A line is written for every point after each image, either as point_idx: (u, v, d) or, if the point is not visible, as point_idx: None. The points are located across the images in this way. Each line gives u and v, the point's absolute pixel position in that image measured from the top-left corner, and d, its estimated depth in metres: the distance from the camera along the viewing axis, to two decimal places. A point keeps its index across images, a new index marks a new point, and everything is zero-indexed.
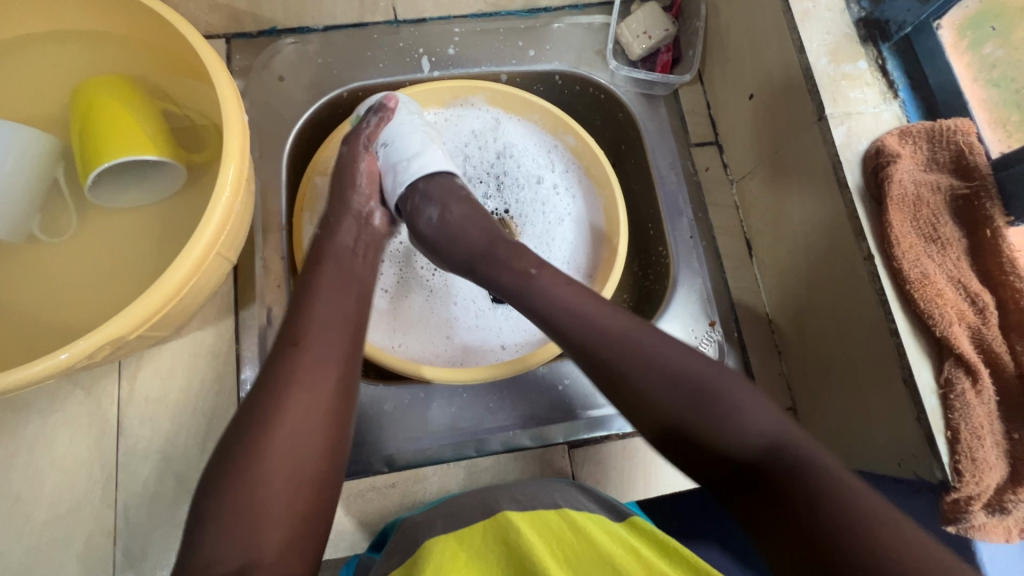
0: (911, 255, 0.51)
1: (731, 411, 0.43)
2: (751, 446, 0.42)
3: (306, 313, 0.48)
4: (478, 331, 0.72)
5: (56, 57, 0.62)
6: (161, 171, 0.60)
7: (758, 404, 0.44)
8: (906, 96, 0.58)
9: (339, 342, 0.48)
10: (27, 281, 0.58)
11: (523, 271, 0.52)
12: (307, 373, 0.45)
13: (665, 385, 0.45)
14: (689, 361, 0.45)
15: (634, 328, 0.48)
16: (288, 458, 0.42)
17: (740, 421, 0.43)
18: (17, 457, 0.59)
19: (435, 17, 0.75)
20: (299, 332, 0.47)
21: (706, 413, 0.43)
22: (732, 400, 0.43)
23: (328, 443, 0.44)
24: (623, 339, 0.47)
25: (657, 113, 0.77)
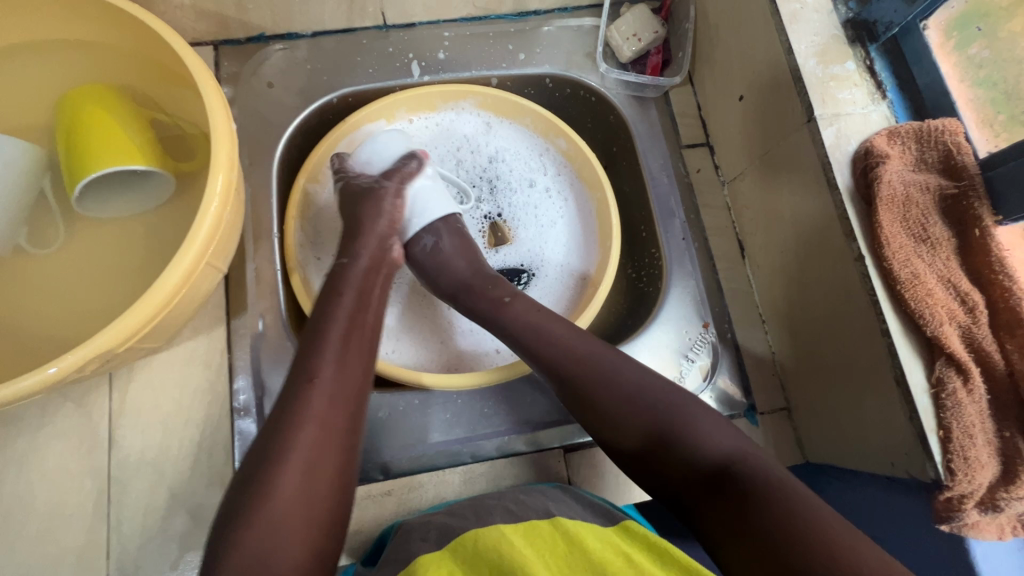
0: (901, 255, 0.51)
1: (688, 432, 0.49)
2: (708, 468, 0.47)
3: (320, 351, 0.50)
4: (474, 335, 0.71)
5: (40, 67, 0.61)
6: (150, 180, 0.59)
7: (712, 423, 0.49)
8: (894, 96, 0.58)
9: (352, 374, 0.50)
10: (14, 294, 0.57)
11: (499, 300, 0.59)
12: (318, 408, 0.47)
13: (632, 412, 0.50)
14: (650, 385, 0.51)
15: (597, 351, 0.54)
16: (303, 497, 0.44)
17: (690, 438, 0.48)
18: (7, 471, 0.58)
19: (425, 22, 0.75)
20: (312, 369, 0.49)
21: (660, 423, 0.49)
22: (682, 416, 0.49)
23: (342, 481, 0.47)
24: (587, 360, 0.53)
25: (648, 116, 0.77)
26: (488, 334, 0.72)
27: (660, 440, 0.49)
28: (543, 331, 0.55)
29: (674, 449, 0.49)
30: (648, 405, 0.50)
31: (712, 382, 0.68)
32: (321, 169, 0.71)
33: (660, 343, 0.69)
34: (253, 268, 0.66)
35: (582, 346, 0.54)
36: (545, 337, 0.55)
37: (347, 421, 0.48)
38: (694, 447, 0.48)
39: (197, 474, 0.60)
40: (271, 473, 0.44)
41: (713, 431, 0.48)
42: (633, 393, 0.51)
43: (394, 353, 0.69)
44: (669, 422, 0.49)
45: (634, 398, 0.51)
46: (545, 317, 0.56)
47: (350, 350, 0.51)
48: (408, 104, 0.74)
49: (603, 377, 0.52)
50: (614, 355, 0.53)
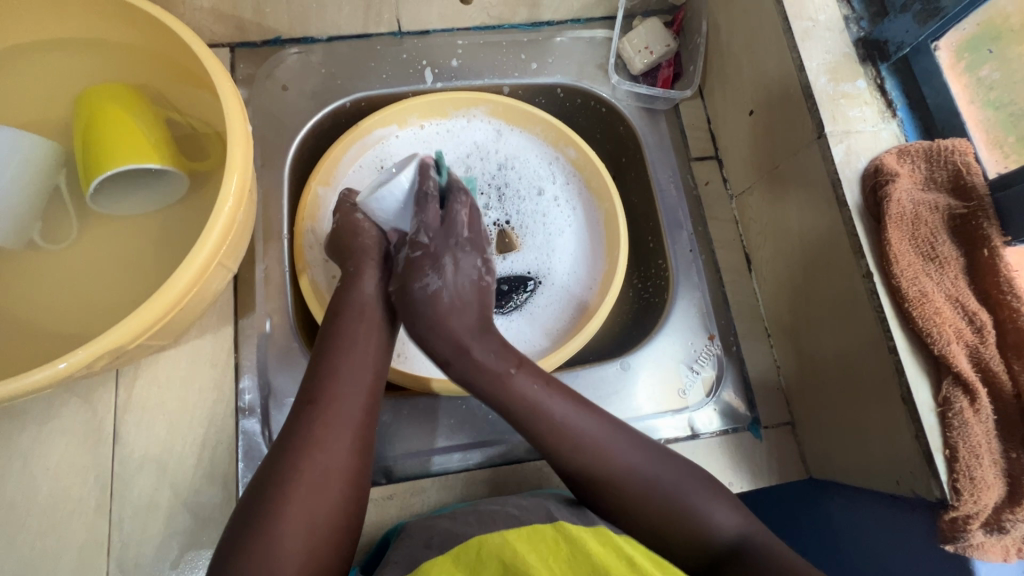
0: (909, 273, 0.52)
1: (699, 518, 0.52)
2: (716, 547, 0.52)
3: (326, 377, 0.52)
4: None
5: (60, 65, 0.62)
6: (163, 179, 0.60)
7: (723, 507, 0.53)
8: (905, 115, 0.58)
9: (359, 391, 0.53)
10: (25, 289, 0.57)
11: (504, 371, 0.54)
12: (322, 430, 0.49)
13: (638, 488, 0.53)
14: (654, 470, 0.54)
15: (596, 431, 0.54)
16: (305, 518, 0.46)
17: (704, 524, 0.52)
18: (11, 465, 0.58)
19: (438, 30, 0.76)
20: (315, 394, 0.51)
21: (661, 503, 0.53)
22: (699, 498, 0.53)
23: (347, 494, 0.49)
24: (582, 443, 0.54)
25: (658, 128, 0.77)
26: None
27: (666, 526, 0.53)
28: (554, 419, 0.54)
29: (683, 537, 0.53)
30: (635, 482, 0.53)
31: (716, 395, 0.68)
32: (332, 172, 0.72)
33: (665, 354, 0.69)
34: (263, 269, 0.67)
35: (580, 433, 0.54)
36: (550, 413, 0.54)
37: (351, 442, 0.50)
38: (705, 529, 0.52)
39: (200, 473, 0.60)
40: (274, 502, 0.46)
41: (724, 518, 0.52)
42: (634, 474, 0.54)
43: (398, 356, 0.69)
44: (676, 512, 0.53)
45: (638, 484, 0.53)
46: (546, 391, 0.55)
47: (356, 374, 0.53)
48: (420, 110, 0.74)
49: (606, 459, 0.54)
50: (604, 435, 0.54)
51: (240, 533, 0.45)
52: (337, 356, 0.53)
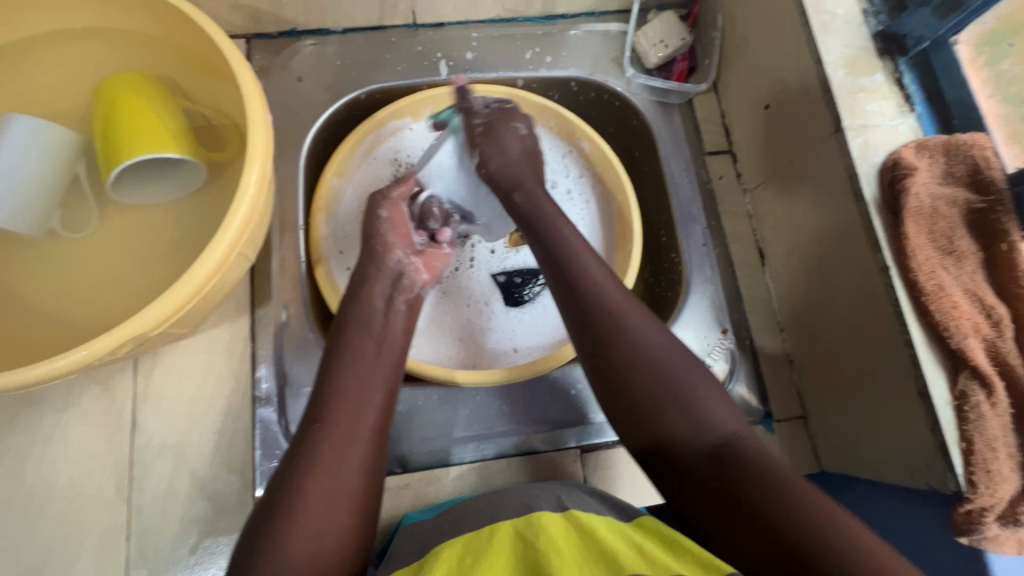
0: (927, 267, 0.52)
1: (698, 410, 0.49)
2: (706, 445, 0.48)
3: (334, 395, 0.51)
4: (491, 336, 0.72)
5: (79, 54, 0.62)
6: (182, 169, 0.60)
7: (723, 409, 0.50)
8: (923, 110, 0.58)
9: (383, 368, 0.54)
10: (46, 276, 0.58)
11: (561, 236, 0.58)
12: (347, 401, 0.51)
13: (651, 373, 0.50)
14: (669, 350, 0.52)
15: (628, 306, 0.54)
16: (311, 538, 0.44)
17: (703, 417, 0.49)
18: (31, 451, 0.59)
19: (454, 22, 0.76)
20: (322, 412, 0.50)
21: (671, 383, 0.50)
22: (699, 394, 0.50)
23: (370, 464, 0.50)
24: (614, 309, 0.53)
25: (672, 122, 0.77)
26: (507, 333, 0.73)
27: (663, 408, 0.49)
28: (593, 275, 0.55)
29: (676, 427, 0.49)
30: (651, 364, 0.51)
31: (728, 389, 0.68)
32: (347, 164, 0.72)
33: None
34: (278, 259, 0.67)
35: (621, 305, 0.53)
36: (596, 291, 0.54)
37: (361, 459, 0.49)
38: (702, 421, 0.48)
39: (218, 461, 0.60)
40: (280, 520, 0.45)
41: (725, 416, 0.49)
42: (652, 349, 0.51)
43: (413, 349, 0.69)
44: (680, 396, 0.50)
45: (652, 368, 0.51)
46: (596, 264, 0.56)
47: (364, 391, 0.52)
48: (433, 102, 0.74)
49: (635, 342, 0.51)
50: (647, 324, 0.53)
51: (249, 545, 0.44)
52: (349, 373, 0.53)
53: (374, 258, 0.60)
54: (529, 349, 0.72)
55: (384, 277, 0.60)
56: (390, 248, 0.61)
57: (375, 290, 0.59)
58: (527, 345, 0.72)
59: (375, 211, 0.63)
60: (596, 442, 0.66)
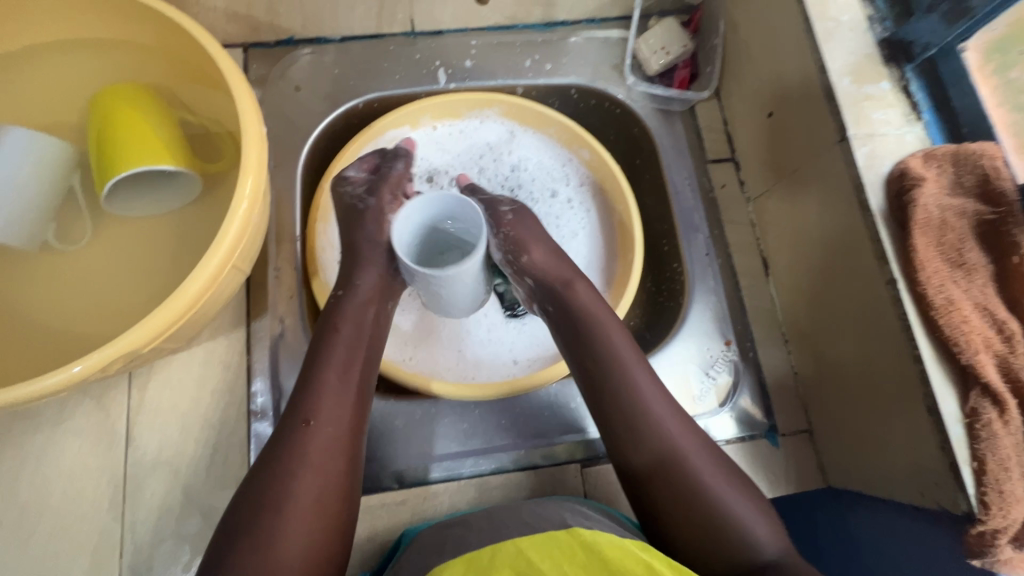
0: (936, 280, 0.50)
1: (733, 521, 0.49)
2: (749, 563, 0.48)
3: (316, 392, 0.51)
4: (484, 349, 0.71)
5: (74, 65, 0.62)
6: (178, 181, 0.60)
7: (751, 511, 0.50)
8: (930, 118, 0.57)
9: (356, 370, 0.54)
10: (38, 290, 0.57)
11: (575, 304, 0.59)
12: (324, 404, 0.50)
13: (671, 465, 0.52)
14: (691, 446, 0.53)
15: (658, 401, 0.55)
16: (301, 541, 0.45)
17: (733, 523, 0.49)
18: (24, 466, 0.58)
19: (452, 30, 0.75)
20: (309, 412, 0.49)
21: (694, 482, 0.51)
22: (724, 495, 0.51)
23: (347, 467, 0.49)
24: (640, 398, 0.54)
25: (674, 130, 0.76)
26: (506, 345, 0.72)
27: (694, 507, 0.50)
28: (620, 353, 0.56)
29: (704, 524, 0.49)
30: (679, 463, 0.52)
31: (732, 403, 0.67)
32: None
33: (681, 359, 0.68)
34: (275, 271, 0.66)
35: (649, 397, 0.54)
36: (621, 369, 0.55)
37: (344, 458, 0.49)
38: (735, 535, 0.49)
39: (213, 477, 0.59)
40: (266, 522, 0.44)
41: (758, 527, 0.49)
42: (679, 444, 0.53)
43: (412, 361, 0.69)
44: (704, 503, 0.50)
45: (679, 467, 0.52)
46: (621, 338, 0.57)
47: (344, 384, 0.52)
48: (432, 111, 0.74)
49: (646, 413, 0.54)
50: (660, 397, 0.55)
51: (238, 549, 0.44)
52: (333, 370, 0.52)
53: (363, 248, 0.60)
54: (527, 361, 0.70)
55: (370, 268, 0.59)
56: (374, 248, 0.60)
57: (363, 276, 0.59)
58: (527, 357, 0.71)
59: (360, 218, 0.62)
60: (597, 456, 0.65)
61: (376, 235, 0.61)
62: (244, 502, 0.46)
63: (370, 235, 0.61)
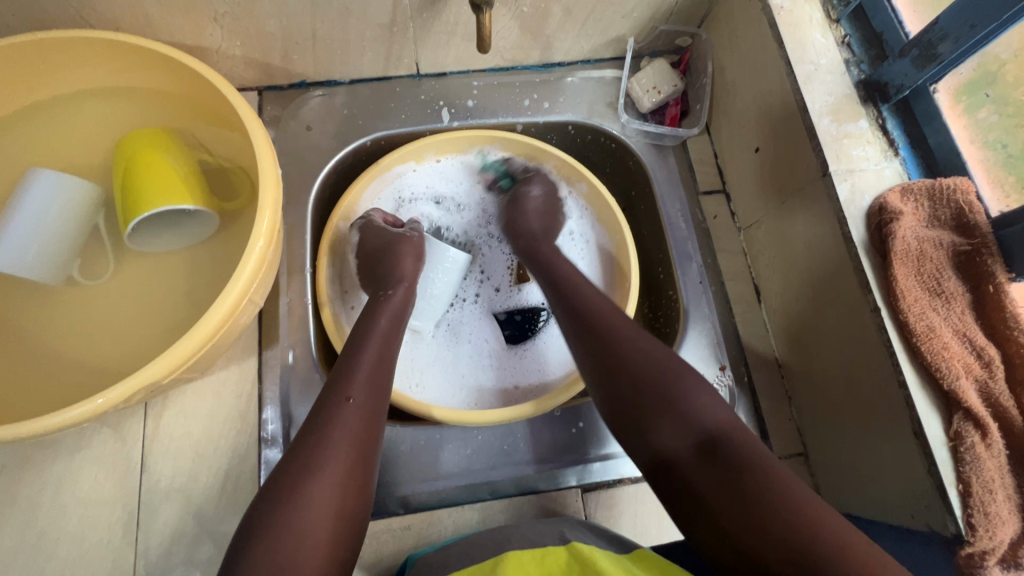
0: (916, 308, 0.53)
1: (683, 404, 0.50)
2: (700, 434, 0.48)
3: (348, 381, 0.52)
4: (480, 371, 0.74)
5: (101, 112, 0.66)
6: (197, 218, 0.63)
7: (708, 399, 0.51)
8: (906, 154, 0.61)
9: (385, 367, 0.55)
10: (62, 323, 0.60)
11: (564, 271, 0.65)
12: (356, 396, 0.51)
13: (637, 357, 0.54)
14: (650, 354, 0.54)
15: (618, 319, 0.58)
16: (329, 506, 0.44)
17: (686, 412, 0.50)
18: (43, 494, 0.60)
19: (455, 72, 0.80)
20: (347, 390, 0.51)
21: (649, 380, 0.52)
22: (687, 388, 0.51)
23: (371, 460, 0.49)
24: (599, 315, 0.58)
25: (667, 163, 0.80)
26: (509, 370, 0.74)
27: (653, 404, 0.51)
28: (593, 300, 0.60)
29: (665, 421, 0.50)
30: (633, 373, 0.53)
31: None
32: (354, 208, 0.75)
33: None
34: (286, 302, 0.69)
35: (608, 314, 0.58)
36: (584, 296, 0.61)
37: (369, 445, 0.49)
38: (685, 419, 0.49)
39: (223, 503, 0.61)
40: (300, 486, 0.44)
41: (710, 407, 0.50)
42: (636, 353, 0.54)
43: (417, 388, 0.71)
44: (658, 388, 0.51)
45: (637, 369, 0.53)
46: (593, 288, 0.62)
47: (376, 379, 0.54)
48: (437, 147, 0.78)
49: (599, 316, 0.58)
50: (632, 330, 0.57)
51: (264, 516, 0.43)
52: (367, 359, 0.55)
53: (392, 264, 0.66)
54: (530, 386, 0.73)
55: (403, 283, 0.65)
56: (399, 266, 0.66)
57: (398, 286, 0.64)
58: (529, 382, 0.73)
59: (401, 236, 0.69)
60: (598, 480, 0.67)
61: (403, 258, 0.67)
62: (273, 483, 0.45)
63: (398, 257, 0.67)
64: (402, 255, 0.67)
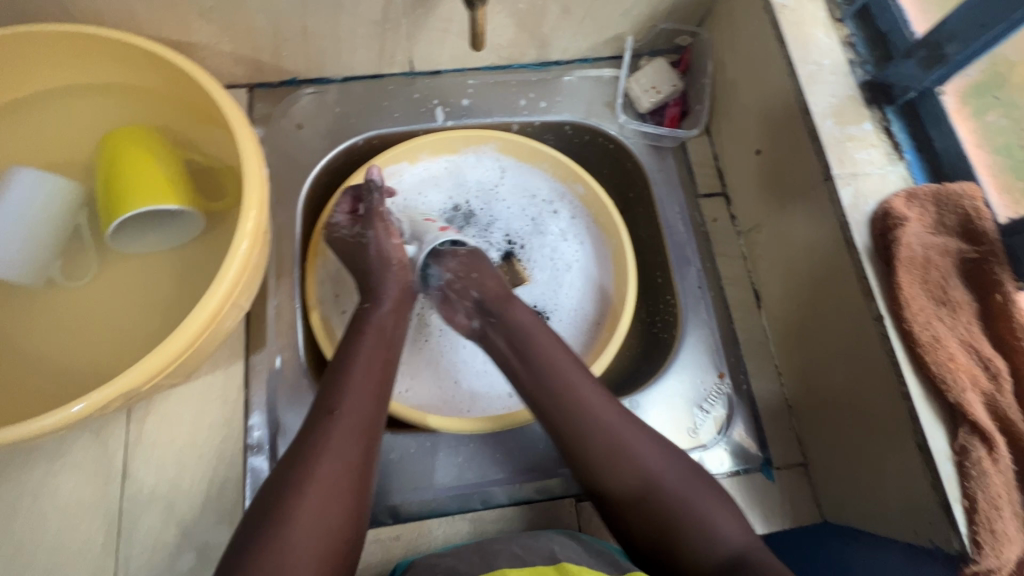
0: (921, 317, 0.51)
1: (705, 524, 0.50)
2: (714, 555, 0.49)
3: (328, 424, 0.48)
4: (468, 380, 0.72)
5: (84, 108, 0.64)
6: (181, 218, 0.62)
7: (724, 515, 0.51)
8: (912, 158, 0.59)
9: (370, 401, 0.51)
10: (43, 325, 0.58)
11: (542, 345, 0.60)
12: (337, 439, 0.47)
13: (647, 481, 0.52)
14: (670, 470, 0.53)
15: (625, 427, 0.55)
16: (316, 538, 0.43)
17: (712, 532, 0.50)
18: (21, 501, 0.58)
19: (450, 70, 0.78)
20: (334, 402, 0.50)
21: (675, 502, 0.51)
22: (707, 508, 0.51)
23: (357, 507, 0.46)
24: (607, 431, 0.54)
25: (666, 166, 0.78)
26: (501, 377, 0.72)
27: (685, 526, 0.50)
28: (589, 409, 0.55)
29: (689, 540, 0.50)
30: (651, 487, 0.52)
31: (726, 435, 0.67)
32: None
33: (675, 392, 0.68)
34: (274, 305, 0.67)
35: (620, 425, 0.55)
36: (576, 403, 0.56)
37: (354, 494, 0.46)
38: (706, 538, 0.49)
39: (206, 512, 0.60)
40: (283, 515, 0.43)
41: (726, 525, 0.50)
42: (650, 467, 0.53)
43: (406, 394, 0.69)
44: (684, 513, 0.51)
45: (649, 485, 0.52)
46: (591, 389, 0.57)
47: (362, 416, 0.50)
48: (430, 147, 0.77)
49: (602, 432, 0.54)
50: (637, 438, 0.54)
51: (251, 535, 0.43)
52: (358, 369, 0.53)
53: (374, 275, 0.62)
54: None
55: (391, 285, 0.62)
56: (386, 277, 0.62)
57: (386, 299, 0.61)
58: None
59: (376, 241, 0.64)
60: None
61: (387, 260, 0.63)
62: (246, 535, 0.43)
63: (379, 258, 0.63)
64: (385, 250, 0.63)
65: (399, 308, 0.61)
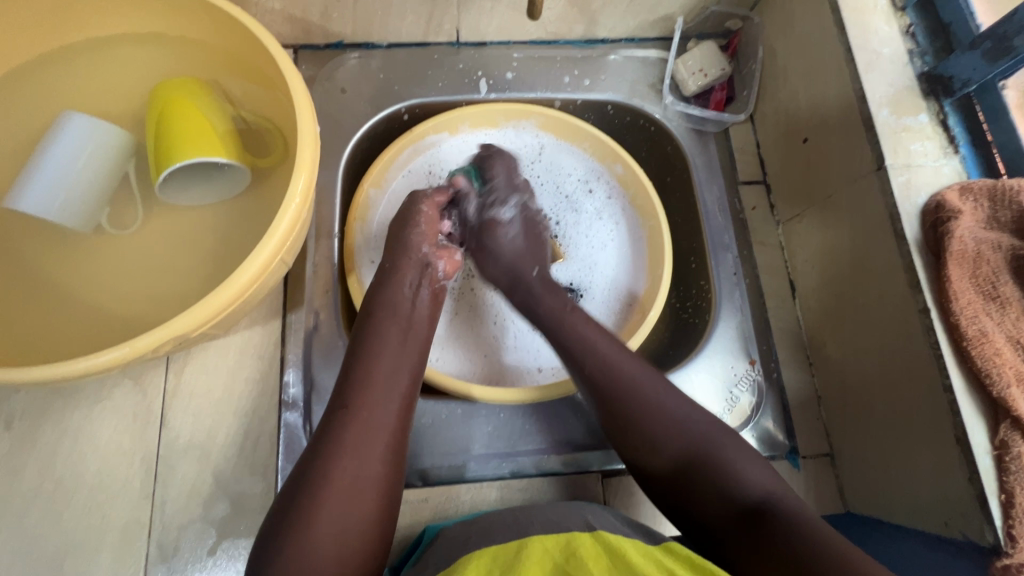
0: (969, 312, 0.51)
1: (730, 470, 0.51)
2: (741, 504, 0.50)
3: (348, 421, 0.48)
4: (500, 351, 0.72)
5: (135, 58, 0.64)
6: (228, 173, 0.62)
7: (755, 468, 0.52)
8: (967, 152, 0.58)
9: (392, 399, 0.51)
10: (89, 270, 0.59)
11: (563, 305, 0.62)
12: (357, 436, 0.48)
13: (671, 429, 0.53)
14: (697, 417, 0.54)
15: (645, 376, 0.56)
16: (337, 537, 0.44)
17: (738, 479, 0.51)
18: (62, 441, 0.60)
19: (496, 42, 0.77)
20: (349, 398, 0.50)
21: (695, 445, 0.53)
22: (728, 457, 0.52)
23: (379, 503, 0.47)
24: (623, 380, 0.56)
25: (707, 151, 0.77)
26: (531, 352, 0.72)
27: (707, 468, 0.52)
28: (603, 354, 0.57)
29: (711, 484, 0.51)
30: (675, 433, 0.53)
31: (754, 421, 0.67)
32: (383, 174, 0.73)
33: (705, 375, 0.68)
34: (312, 265, 0.68)
35: (637, 372, 0.56)
36: (588, 348, 0.58)
37: (376, 493, 0.47)
38: (730, 483, 0.51)
39: (240, 462, 0.61)
40: (307, 510, 0.44)
41: (757, 476, 0.51)
42: (672, 412, 0.54)
43: (437, 361, 0.70)
44: (706, 456, 0.52)
45: (670, 426, 0.54)
46: (600, 336, 0.59)
47: (382, 414, 0.50)
48: (471, 119, 0.76)
49: (619, 377, 0.56)
50: (660, 387, 0.56)
51: (276, 527, 0.45)
52: (379, 363, 0.53)
53: (401, 252, 0.60)
54: (552, 369, 0.71)
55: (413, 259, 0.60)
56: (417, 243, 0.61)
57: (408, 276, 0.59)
58: (551, 365, 0.72)
59: (415, 208, 0.63)
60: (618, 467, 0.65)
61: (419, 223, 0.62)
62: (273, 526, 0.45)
63: (412, 220, 0.62)
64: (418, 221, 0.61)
65: (423, 285, 0.59)
